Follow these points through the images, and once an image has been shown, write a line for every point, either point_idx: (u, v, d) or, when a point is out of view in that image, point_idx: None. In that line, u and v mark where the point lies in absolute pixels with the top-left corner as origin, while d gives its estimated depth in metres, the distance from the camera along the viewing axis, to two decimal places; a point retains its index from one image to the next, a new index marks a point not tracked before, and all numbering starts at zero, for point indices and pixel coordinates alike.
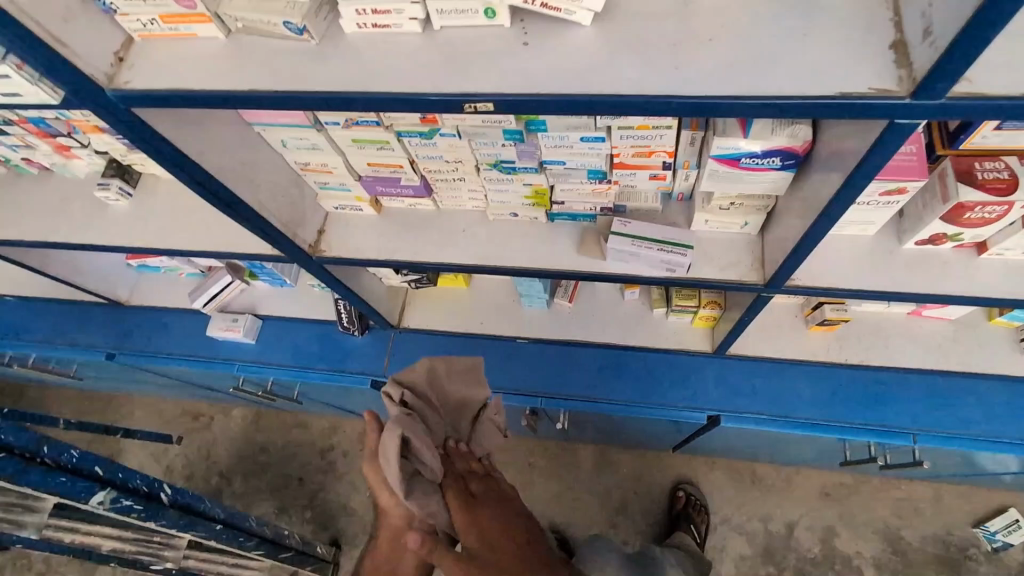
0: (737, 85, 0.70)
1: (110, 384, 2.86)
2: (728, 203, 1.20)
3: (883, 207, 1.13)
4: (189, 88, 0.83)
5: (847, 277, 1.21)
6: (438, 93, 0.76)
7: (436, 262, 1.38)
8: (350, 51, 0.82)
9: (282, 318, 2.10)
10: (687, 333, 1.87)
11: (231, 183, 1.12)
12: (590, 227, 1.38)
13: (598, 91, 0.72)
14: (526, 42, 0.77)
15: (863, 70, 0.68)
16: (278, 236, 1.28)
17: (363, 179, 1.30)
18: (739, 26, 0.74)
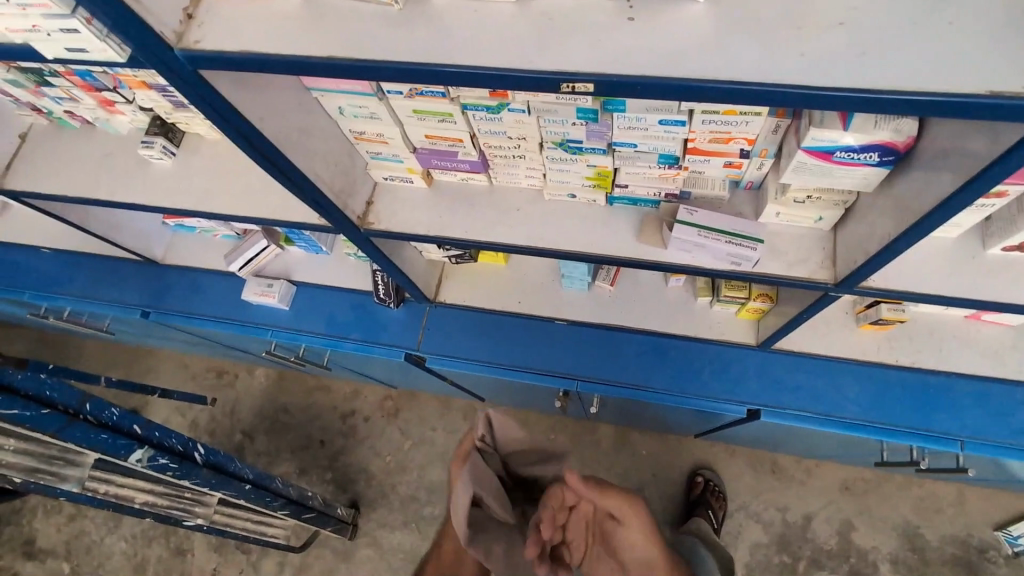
0: (871, 76, 0.64)
1: (140, 339, 2.89)
2: (805, 196, 1.14)
3: (976, 210, 1.06)
4: (263, 52, 0.78)
5: (925, 279, 1.14)
6: (532, 70, 0.70)
7: (487, 240, 1.33)
8: (435, 18, 0.76)
9: (317, 285, 2.08)
10: (731, 324, 1.82)
11: (287, 150, 1.08)
12: (651, 213, 1.32)
13: (710, 76, 0.66)
14: (631, 17, 0.71)
15: (1018, 65, 0.61)
16: (328, 205, 1.23)
17: (418, 151, 1.25)
18: (872, 10, 0.67)
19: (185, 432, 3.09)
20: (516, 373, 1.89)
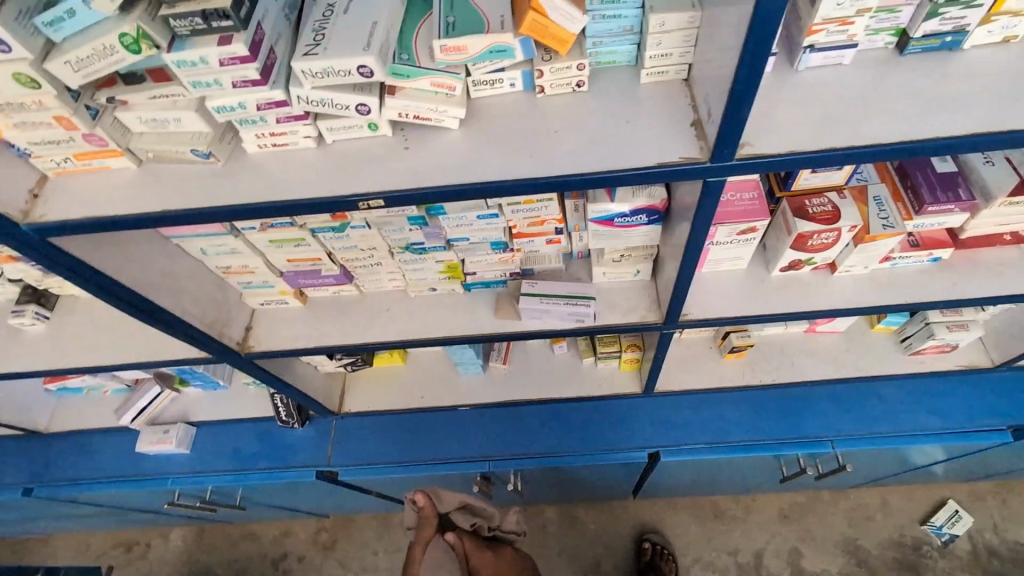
0: (582, 164, 0.86)
1: (27, 524, 2.62)
2: (618, 255, 1.36)
3: (744, 244, 1.33)
4: (108, 216, 0.90)
5: (727, 306, 1.39)
6: (335, 196, 0.87)
7: (367, 343, 1.45)
8: (254, 168, 0.92)
9: (219, 421, 2.06)
10: (617, 377, 1.97)
11: (153, 294, 1.18)
12: (504, 291, 1.49)
13: (468, 181, 0.86)
14: (406, 147, 0.91)
15: (675, 144, 0.85)
16: (205, 337, 1.31)
17: (285, 275, 1.39)
18: (578, 118, 0.91)
19: None
20: (431, 466, 1.93)
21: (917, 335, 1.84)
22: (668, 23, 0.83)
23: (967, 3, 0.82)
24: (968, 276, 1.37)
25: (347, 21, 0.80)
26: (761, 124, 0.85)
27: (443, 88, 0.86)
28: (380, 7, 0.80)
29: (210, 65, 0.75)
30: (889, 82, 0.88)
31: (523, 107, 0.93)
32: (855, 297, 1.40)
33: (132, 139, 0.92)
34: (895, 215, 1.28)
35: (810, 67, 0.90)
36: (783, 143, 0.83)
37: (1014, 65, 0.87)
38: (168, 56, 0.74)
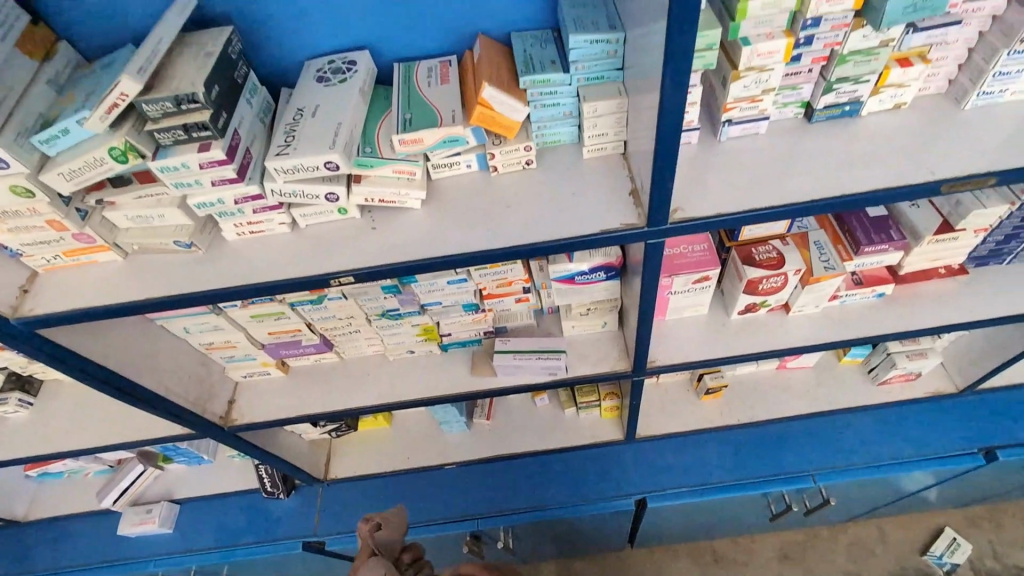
0: (533, 234, 0.95)
1: None
2: (585, 309, 1.44)
3: (700, 291, 1.41)
4: (95, 306, 0.96)
5: (690, 350, 1.47)
6: (308, 276, 0.94)
7: (348, 408, 1.49)
8: (233, 254, 1.00)
9: (204, 497, 2.04)
10: (599, 426, 2.01)
11: (136, 375, 1.22)
12: (479, 349, 1.55)
13: (431, 256, 0.95)
14: (374, 226, 0.99)
15: (616, 212, 0.95)
16: (188, 414, 1.34)
17: (265, 347, 1.44)
18: (529, 192, 1.00)
19: None
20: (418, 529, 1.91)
21: (881, 365, 1.90)
22: (600, 109, 0.94)
23: (857, 79, 0.93)
24: (910, 309, 1.46)
25: (315, 123, 0.89)
26: (691, 191, 0.96)
27: (404, 173, 0.95)
28: (344, 109, 0.90)
29: (190, 168, 0.84)
30: (800, 149, 0.99)
31: (479, 185, 1.02)
32: (810, 335, 1.48)
33: (118, 234, 0.99)
34: (834, 257, 1.38)
35: (730, 137, 1.01)
36: (711, 207, 0.93)
37: (906, 128, 0.99)
38: (152, 163, 0.82)
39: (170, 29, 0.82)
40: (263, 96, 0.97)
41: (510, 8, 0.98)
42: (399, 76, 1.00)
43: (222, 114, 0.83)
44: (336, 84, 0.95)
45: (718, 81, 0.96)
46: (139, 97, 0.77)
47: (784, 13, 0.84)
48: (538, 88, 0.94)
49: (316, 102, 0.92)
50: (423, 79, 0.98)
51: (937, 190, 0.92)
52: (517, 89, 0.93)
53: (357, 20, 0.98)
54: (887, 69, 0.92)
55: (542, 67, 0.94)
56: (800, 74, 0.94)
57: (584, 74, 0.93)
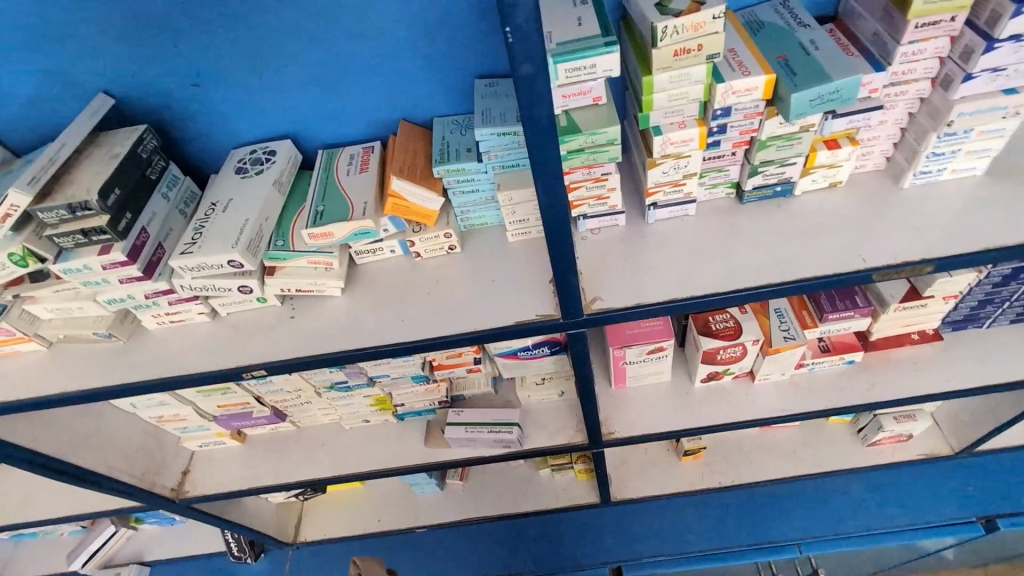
0: (450, 324, 0.92)
1: None
2: (540, 379, 1.42)
3: (657, 361, 1.36)
4: (10, 400, 0.94)
5: (649, 421, 1.40)
6: (219, 369, 0.92)
7: (300, 480, 1.44)
8: (152, 344, 0.98)
9: (174, 560, 1.99)
10: (575, 488, 1.88)
11: (74, 457, 1.22)
12: (436, 418, 1.50)
13: (343, 348, 0.92)
14: (293, 315, 0.97)
15: (533, 302, 0.91)
16: (136, 490, 1.32)
17: (216, 419, 1.39)
18: (450, 279, 0.98)
19: None
20: None
21: (869, 426, 1.77)
22: (515, 197, 0.91)
23: (782, 162, 0.90)
24: (883, 377, 1.38)
25: (223, 219, 0.89)
26: (615, 277, 0.92)
27: (321, 264, 0.94)
28: (254, 203, 0.90)
29: (93, 269, 0.84)
30: (731, 230, 0.95)
31: (403, 270, 1.00)
32: (778, 405, 1.41)
33: (40, 323, 0.97)
34: (795, 325, 1.32)
35: (659, 219, 0.98)
36: (628, 296, 0.90)
37: (843, 208, 0.94)
38: (55, 266, 0.83)
39: (76, 135, 0.84)
40: (185, 186, 0.97)
41: (429, 96, 0.98)
42: (321, 164, 1.00)
43: (124, 216, 0.83)
44: (253, 176, 0.95)
45: (639, 164, 0.93)
46: (34, 206, 0.78)
47: (693, 103, 0.81)
48: (454, 176, 0.92)
49: (229, 196, 0.92)
50: (343, 167, 0.98)
51: (869, 278, 0.87)
52: (432, 178, 0.92)
53: (278, 111, 0.98)
54: (813, 152, 0.89)
55: (457, 155, 0.92)
56: (723, 157, 0.91)
57: (499, 162, 0.91)
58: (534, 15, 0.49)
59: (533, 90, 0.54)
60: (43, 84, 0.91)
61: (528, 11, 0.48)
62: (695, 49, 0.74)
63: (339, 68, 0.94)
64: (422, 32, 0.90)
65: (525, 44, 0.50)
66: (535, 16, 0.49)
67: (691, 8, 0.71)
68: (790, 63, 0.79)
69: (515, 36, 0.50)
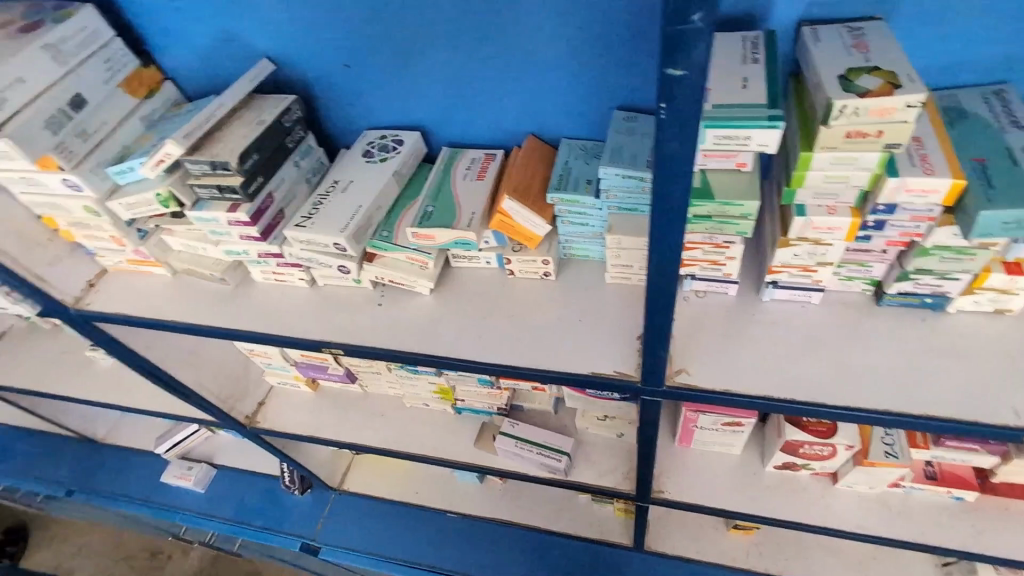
0: (524, 356, 0.89)
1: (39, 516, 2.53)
2: (602, 416, 1.39)
3: (731, 433, 1.26)
4: (133, 316, 1.05)
5: (705, 492, 1.31)
6: (303, 338, 0.97)
7: (355, 442, 1.50)
8: (255, 295, 1.05)
9: (236, 470, 2.16)
10: (609, 524, 1.83)
11: (173, 370, 1.36)
12: (492, 422, 1.51)
13: (417, 350, 0.93)
14: (380, 303, 1.00)
15: (614, 357, 0.86)
16: (218, 411, 1.46)
17: (296, 364, 1.47)
18: (537, 306, 0.95)
19: None
20: (400, 567, 1.90)
21: (959, 566, 1.54)
22: (625, 242, 0.86)
23: (943, 274, 0.78)
24: (996, 528, 1.18)
25: (340, 202, 0.93)
26: (709, 352, 0.85)
27: (417, 262, 0.95)
28: (371, 191, 0.93)
29: (220, 222, 0.91)
30: (859, 334, 0.84)
31: (493, 284, 0.99)
32: (856, 519, 1.26)
33: (170, 254, 1.08)
34: (902, 442, 1.16)
35: (777, 298, 0.89)
36: (719, 379, 0.82)
37: (1002, 343, 0.80)
38: (190, 212, 0.91)
39: (233, 96, 0.90)
40: (317, 157, 1.02)
41: (562, 116, 0.95)
42: (442, 162, 1.00)
43: (256, 180, 0.89)
44: (376, 162, 0.98)
45: (768, 238, 0.84)
46: (185, 156, 0.86)
47: (853, 190, 0.71)
48: (567, 205, 0.88)
49: (351, 177, 0.96)
50: (461, 170, 0.98)
51: (1016, 439, 0.73)
52: (543, 203, 0.90)
53: (414, 103, 0.99)
54: (984, 273, 0.76)
55: (575, 185, 0.88)
56: (869, 252, 0.80)
57: (616, 203, 0.86)
58: (696, 98, 0.43)
59: (672, 171, 0.49)
60: (215, 41, 0.97)
61: (690, 93, 0.43)
62: (874, 134, 0.64)
63: (481, 73, 0.92)
64: (573, 53, 0.86)
65: (678, 126, 0.45)
66: (697, 99, 0.43)
67: (882, 90, 0.62)
68: (986, 170, 0.67)
69: (669, 115, 0.45)
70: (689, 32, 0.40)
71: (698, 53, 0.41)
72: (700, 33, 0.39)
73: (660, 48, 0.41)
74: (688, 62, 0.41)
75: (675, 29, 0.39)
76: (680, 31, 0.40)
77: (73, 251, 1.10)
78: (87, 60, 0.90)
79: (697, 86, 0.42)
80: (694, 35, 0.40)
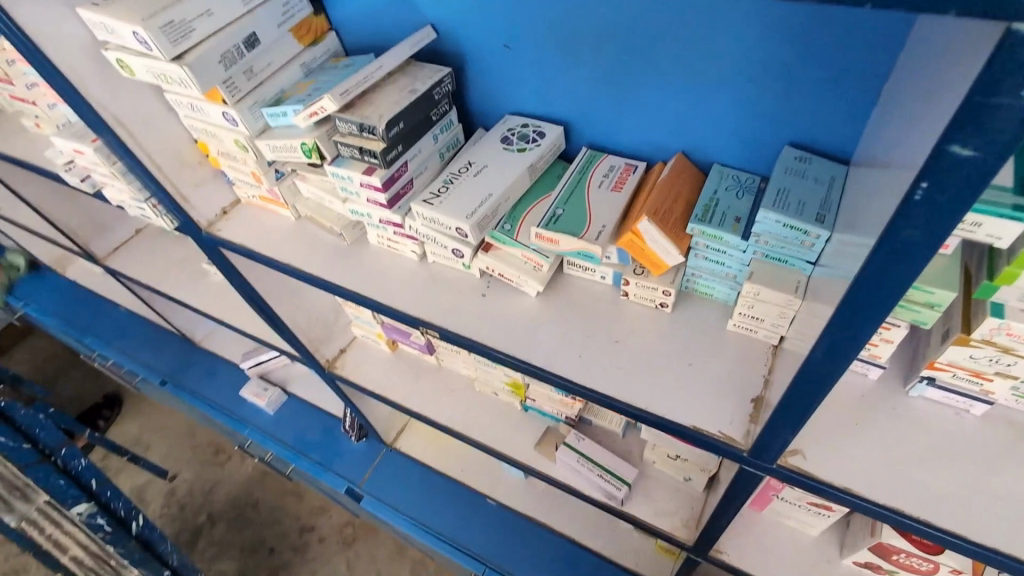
0: (623, 387, 0.83)
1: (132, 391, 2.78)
2: (674, 455, 1.28)
3: (816, 515, 1.14)
4: (254, 250, 1.11)
5: (770, 567, 1.19)
6: (404, 310, 0.97)
7: (420, 412, 1.51)
8: (368, 256, 1.07)
9: (304, 402, 2.29)
10: (649, 559, 1.66)
11: (274, 302, 1.43)
12: (556, 428, 1.47)
13: (513, 352, 0.90)
14: (484, 293, 0.98)
15: (722, 415, 0.79)
16: (304, 350, 1.52)
17: (382, 324, 1.49)
18: (646, 336, 0.89)
19: (132, 506, 2.55)
20: (433, 538, 1.92)
21: None
22: (764, 294, 0.78)
23: None
24: None
25: (470, 186, 0.91)
26: (832, 438, 0.75)
27: (531, 261, 0.92)
28: (503, 181, 0.90)
29: (353, 181, 0.92)
30: (1020, 461, 0.72)
31: (602, 301, 0.94)
32: None
33: (299, 199, 1.11)
34: None
35: (925, 395, 0.77)
36: (840, 472, 0.72)
37: None
38: (328, 166, 0.93)
39: (393, 60, 0.89)
40: (455, 133, 1.01)
41: (722, 139, 0.86)
42: (580, 163, 0.95)
43: (397, 148, 0.88)
44: (514, 151, 0.95)
45: (937, 329, 0.72)
46: (337, 112, 0.87)
47: None
48: (707, 239, 0.81)
49: (485, 162, 0.94)
50: (598, 176, 0.92)
51: None
52: (682, 232, 0.83)
53: (564, 96, 0.94)
54: None
55: (721, 220, 0.81)
56: None
57: (765, 249, 0.77)
58: (970, 186, 0.36)
59: (895, 254, 0.42)
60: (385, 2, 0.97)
61: (965, 178, 0.36)
62: None
63: (646, 78, 0.85)
64: (757, 77, 0.77)
65: (932, 208, 0.38)
66: (973, 187, 0.36)
67: None
68: None
69: (925, 195, 0.37)
70: (1003, 109, 0.32)
71: (1004, 135, 0.33)
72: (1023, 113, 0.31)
73: (951, 120, 0.33)
74: (982, 142, 0.34)
75: (985, 103, 0.32)
76: (990, 104, 0.32)
77: (216, 177, 1.16)
78: (267, 1, 0.92)
79: (984, 170, 0.35)
80: (1010, 114, 0.32)
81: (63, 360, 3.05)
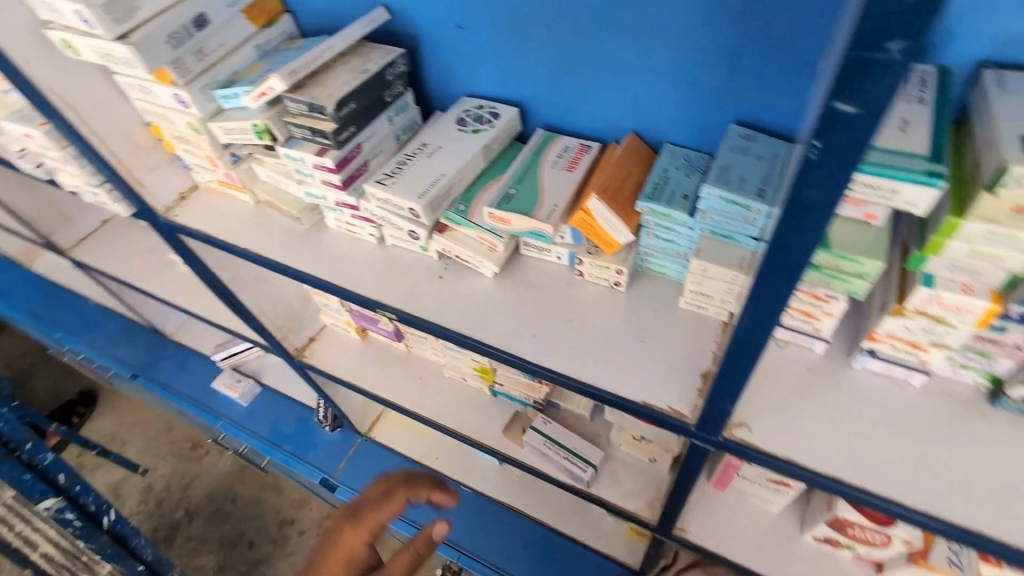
0: (577, 366, 0.84)
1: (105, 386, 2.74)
2: (638, 437, 1.30)
3: (775, 491, 1.16)
4: (211, 235, 1.09)
5: (732, 544, 1.21)
6: (361, 293, 0.96)
7: (389, 399, 1.51)
8: (327, 241, 1.06)
9: (279, 393, 2.27)
10: (619, 540, 1.70)
11: (237, 289, 1.41)
12: (524, 412, 1.48)
13: (468, 333, 0.90)
14: (441, 276, 0.98)
15: (670, 390, 0.80)
16: (270, 338, 1.50)
17: (349, 311, 1.48)
18: (600, 315, 0.90)
19: (107, 503, 2.52)
20: None
21: None
22: (710, 271, 0.79)
23: None
24: None
25: (424, 167, 0.91)
26: (776, 410, 0.77)
27: (486, 243, 0.92)
28: (457, 162, 0.90)
29: (306, 163, 0.92)
30: (954, 430, 0.74)
31: (558, 281, 0.95)
32: None
33: (257, 183, 1.10)
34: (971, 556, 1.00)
35: (867, 367, 0.79)
36: (782, 442, 0.74)
37: None
38: (280, 148, 0.92)
39: (343, 41, 0.89)
40: (411, 116, 1.00)
41: (672, 118, 0.87)
42: (534, 144, 0.96)
43: (348, 128, 0.88)
44: (468, 133, 0.95)
45: (876, 302, 0.74)
46: (287, 93, 0.86)
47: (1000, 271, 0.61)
48: (656, 217, 0.82)
49: (440, 143, 0.94)
50: (552, 157, 0.93)
51: None
52: (631, 210, 0.84)
53: (518, 77, 0.94)
54: None
55: (670, 198, 0.81)
56: (997, 344, 0.68)
57: (711, 226, 0.78)
58: (860, 145, 0.37)
59: (802, 215, 0.42)
60: None
61: (854, 135, 0.37)
62: None
63: (595, 57, 0.85)
64: (703, 55, 0.77)
65: (830, 167, 0.39)
66: (863, 145, 0.37)
67: None
68: None
69: (821, 153, 0.38)
70: (880, 64, 0.33)
71: (883, 91, 0.34)
72: (895, 66, 0.32)
73: (835, 78, 0.35)
74: (866, 98, 0.35)
75: (862, 58, 0.33)
76: (870, 60, 0.33)
77: (172, 162, 1.15)
78: None
79: (872, 127, 0.36)
80: (886, 68, 0.33)
81: (33, 357, 3.00)
